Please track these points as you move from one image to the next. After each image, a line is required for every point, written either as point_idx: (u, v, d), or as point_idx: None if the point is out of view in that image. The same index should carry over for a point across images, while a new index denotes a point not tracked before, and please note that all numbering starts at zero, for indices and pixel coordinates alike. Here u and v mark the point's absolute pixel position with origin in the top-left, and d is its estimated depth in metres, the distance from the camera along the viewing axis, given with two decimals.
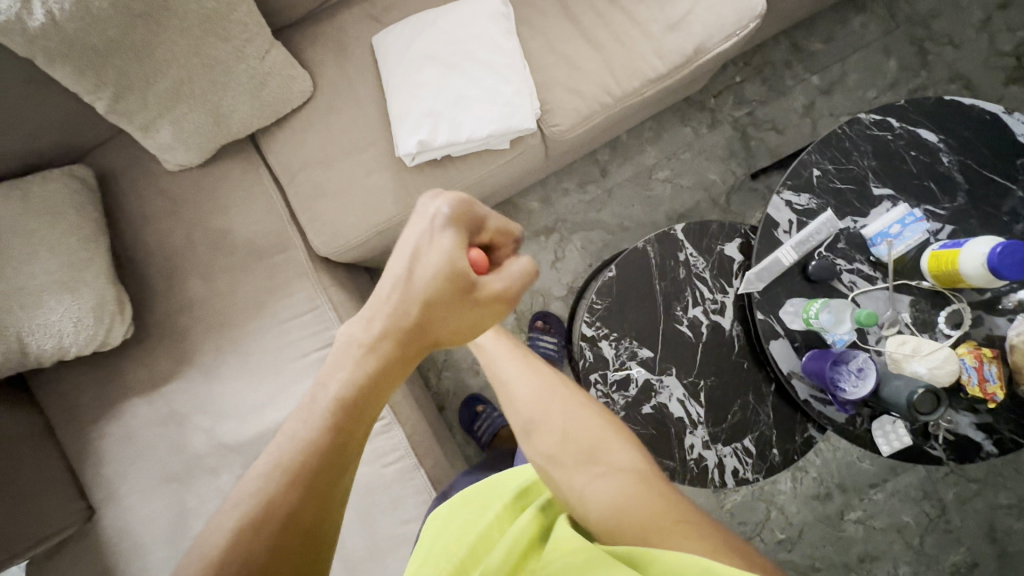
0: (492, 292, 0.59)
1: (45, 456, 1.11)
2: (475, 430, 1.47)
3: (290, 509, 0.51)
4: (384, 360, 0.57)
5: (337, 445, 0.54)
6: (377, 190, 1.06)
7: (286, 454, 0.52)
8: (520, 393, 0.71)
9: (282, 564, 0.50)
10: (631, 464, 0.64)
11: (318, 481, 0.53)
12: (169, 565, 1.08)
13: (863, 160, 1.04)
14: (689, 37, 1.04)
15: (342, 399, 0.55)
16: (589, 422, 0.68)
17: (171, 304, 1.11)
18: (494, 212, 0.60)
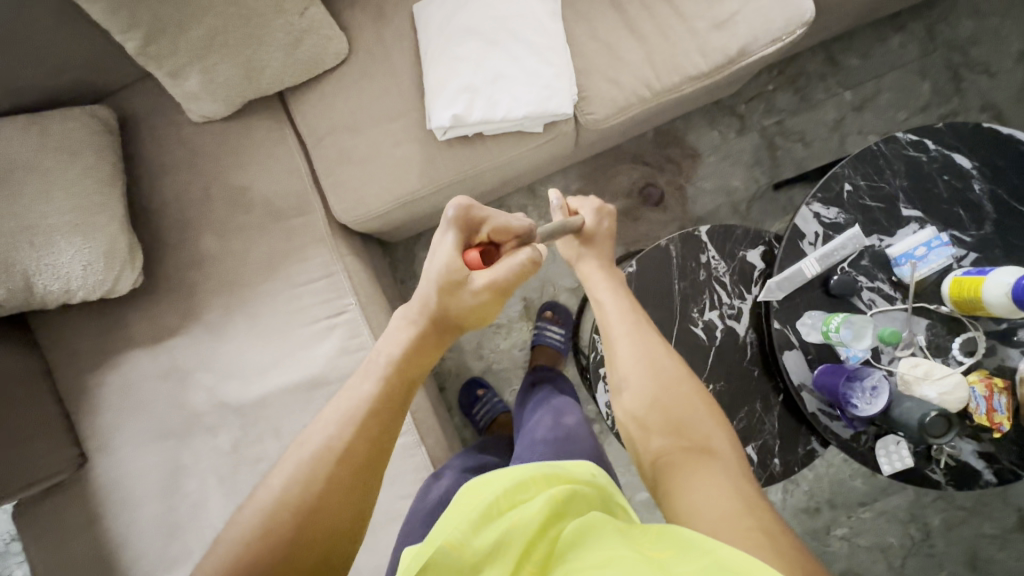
0: (486, 282, 0.68)
1: (42, 399, 1.10)
2: (474, 414, 1.47)
3: (346, 446, 0.60)
4: (419, 336, 0.70)
5: (389, 393, 0.65)
6: (404, 162, 1.05)
7: (347, 403, 0.64)
8: (619, 354, 0.78)
9: (339, 490, 0.57)
10: (718, 450, 0.64)
11: (371, 430, 0.62)
12: (161, 519, 1.08)
13: (895, 179, 1.03)
14: (736, 37, 1.03)
15: (393, 361, 0.68)
16: (685, 398, 0.70)
17: (183, 257, 1.09)
18: (493, 216, 0.72)
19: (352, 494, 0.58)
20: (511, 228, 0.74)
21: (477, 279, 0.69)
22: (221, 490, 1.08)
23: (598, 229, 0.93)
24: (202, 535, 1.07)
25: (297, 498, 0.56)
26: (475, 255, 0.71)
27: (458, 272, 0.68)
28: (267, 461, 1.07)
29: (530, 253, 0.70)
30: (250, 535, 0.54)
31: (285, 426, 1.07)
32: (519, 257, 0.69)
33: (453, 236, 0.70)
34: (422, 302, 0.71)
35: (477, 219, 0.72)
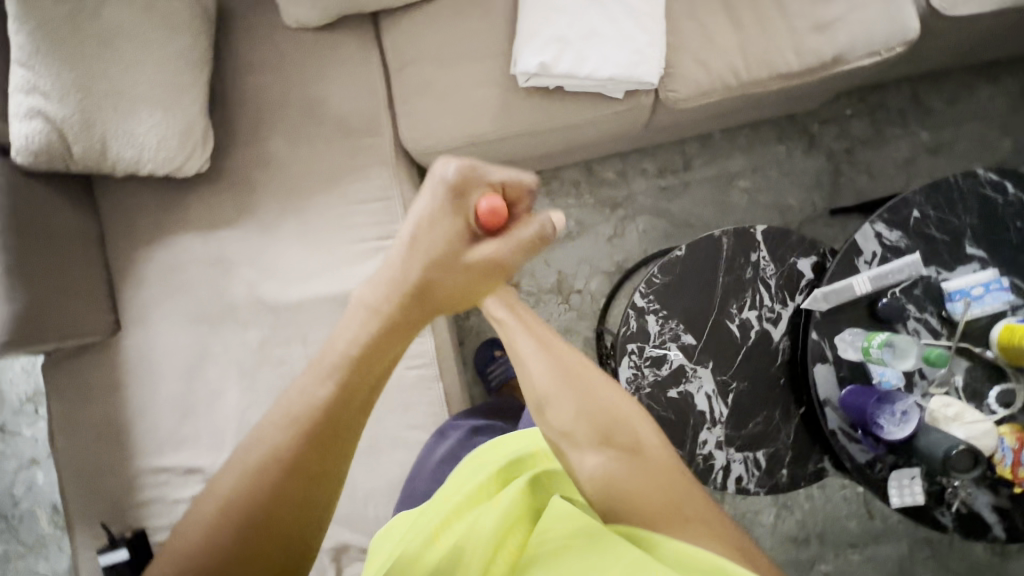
0: (486, 255, 0.65)
1: (91, 263, 1.13)
2: (487, 375, 1.48)
3: (294, 457, 0.55)
4: (387, 323, 0.62)
5: (341, 397, 0.58)
6: (480, 102, 1.06)
7: (297, 407, 0.57)
8: (536, 365, 0.70)
9: (282, 507, 0.54)
10: (652, 450, 0.65)
11: (322, 438, 0.57)
12: (179, 399, 1.12)
13: (966, 216, 1.02)
14: (834, 42, 1.02)
15: (352, 358, 0.60)
16: (607, 403, 0.67)
17: (250, 154, 1.12)
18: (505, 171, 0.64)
19: (296, 501, 0.55)
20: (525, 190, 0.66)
21: (475, 253, 0.65)
22: (241, 383, 1.11)
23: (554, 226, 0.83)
24: (215, 422, 1.11)
25: (245, 510, 0.53)
26: (490, 204, 0.64)
27: (453, 247, 0.64)
28: (290, 364, 1.10)
29: (543, 225, 0.66)
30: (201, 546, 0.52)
31: (314, 335, 1.10)
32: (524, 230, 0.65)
33: (449, 202, 0.64)
34: (394, 279, 0.64)
35: (482, 178, 0.64)
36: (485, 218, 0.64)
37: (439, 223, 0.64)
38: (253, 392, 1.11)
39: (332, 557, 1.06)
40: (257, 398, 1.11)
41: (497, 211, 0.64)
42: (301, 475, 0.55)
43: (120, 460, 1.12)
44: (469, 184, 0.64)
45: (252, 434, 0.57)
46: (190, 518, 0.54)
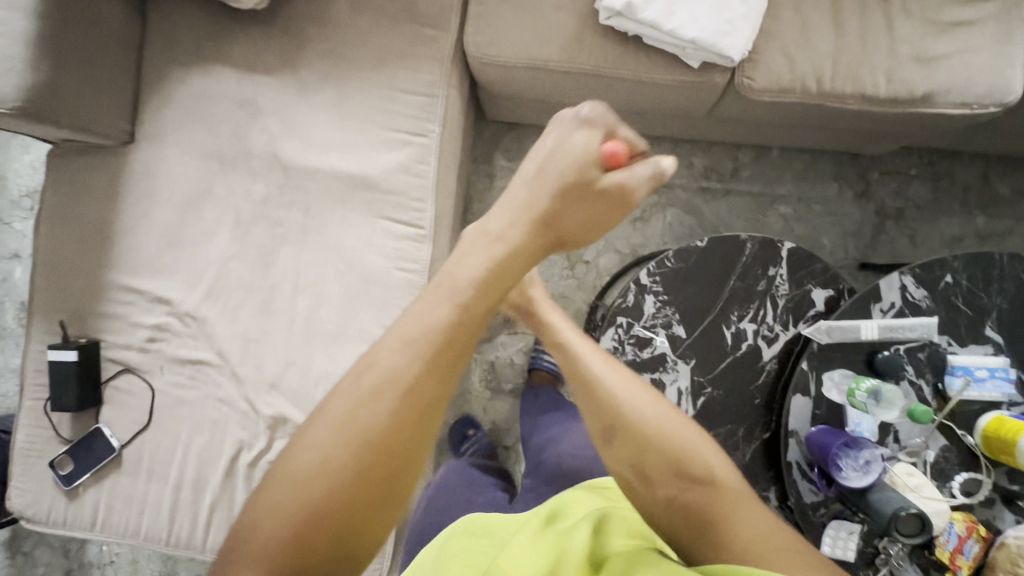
0: (623, 185, 0.65)
1: (123, 67, 1.11)
2: (460, 451, 1.37)
3: (408, 389, 0.49)
4: (519, 243, 0.59)
5: (461, 321, 0.52)
6: (554, 26, 1.01)
7: (405, 336, 0.51)
8: (607, 392, 0.66)
9: (397, 438, 0.48)
10: (725, 478, 0.62)
11: (437, 370, 0.50)
12: (169, 227, 1.11)
13: (997, 297, 0.97)
14: (930, 79, 0.96)
15: (477, 281, 0.54)
16: (676, 430, 0.64)
17: (312, 8, 1.08)
18: (628, 125, 0.67)
19: (408, 437, 0.49)
20: (637, 147, 0.69)
21: (609, 182, 0.65)
22: (233, 230, 1.10)
23: None
24: (197, 261, 1.10)
25: (347, 449, 0.47)
26: (616, 146, 0.66)
27: (583, 177, 0.64)
28: (285, 228, 1.09)
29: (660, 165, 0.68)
30: (300, 483, 0.46)
31: (318, 207, 1.08)
32: (648, 168, 0.66)
33: (586, 136, 0.65)
34: (524, 207, 0.61)
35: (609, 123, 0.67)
36: (611, 158, 0.66)
37: (570, 153, 0.64)
38: (242, 243, 1.10)
39: (268, 425, 1.07)
40: (245, 251, 1.09)
41: (623, 153, 0.66)
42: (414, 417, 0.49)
43: (95, 267, 1.12)
44: (600, 120, 0.66)
45: (362, 362, 0.50)
46: (292, 450, 0.48)
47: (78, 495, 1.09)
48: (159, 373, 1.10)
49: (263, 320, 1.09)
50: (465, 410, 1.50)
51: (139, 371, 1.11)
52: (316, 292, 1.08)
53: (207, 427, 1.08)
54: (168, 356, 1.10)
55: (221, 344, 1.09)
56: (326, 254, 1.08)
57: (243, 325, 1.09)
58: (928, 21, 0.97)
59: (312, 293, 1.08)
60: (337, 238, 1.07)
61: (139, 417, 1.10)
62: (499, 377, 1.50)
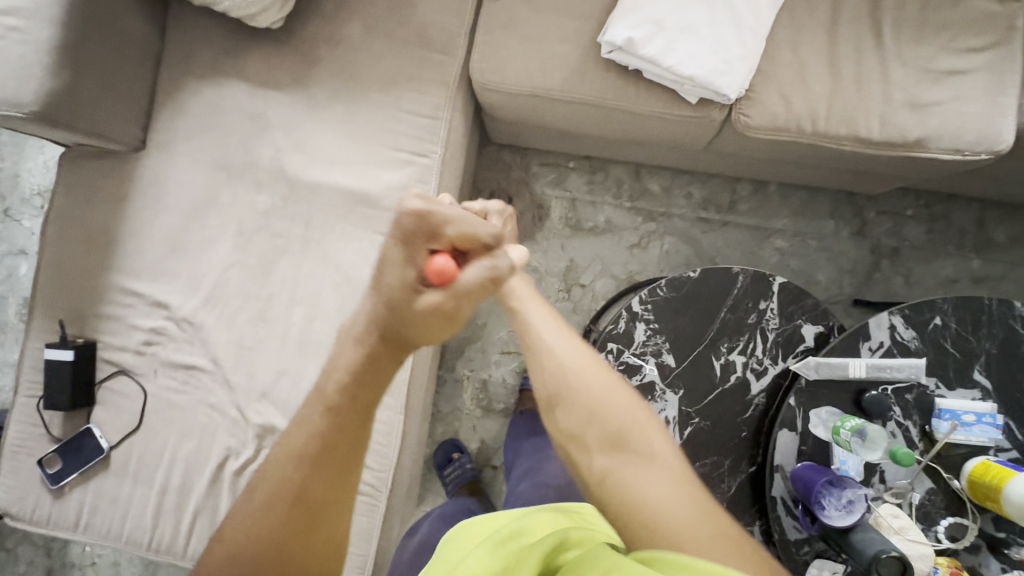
0: (445, 305, 0.58)
1: (140, 76, 1.14)
2: (444, 476, 1.43)
3: (299, 486, 0.60)
4: (370, 356, 0.62)
5: (334, 426, 0.62)
6: (558, 58, 1.04)
7: (296, 443, 0.62)
8: (558, 364, 0.76)
9: (293, 530, 0.60)
10: (663, 456, 0.69)
11: (325, 467, 0.61)
12: (173, 233, 1.13)
13: (986, 341, 0.98)
14: (923, 125, 0.98)
15: (344, 390, 0.62)
16: (619, 408, 0.73)
17: (325, 29, 1.12)
18: (457, 220, 0.62)
19: (303, 527, 0.60)
20: (475, 240, 0.63)
21: (428, 302, 0.58)
22: (235, 239, 1.12)
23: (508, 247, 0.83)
24: (198, 267, 1.12)
25: (259, 539, 0.59)
26: (445, 260, 0.58)
27: (403, 297, 0.59)
28: (286, 240, 1.11)
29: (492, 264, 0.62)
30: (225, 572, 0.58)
31: (318, 220, 1.10)
32: (472, 276, 0.59)
33: (410, 252, 0.60)
34: (365, 327, 0.62)
35: (433, 223, 0.61)
36: (437, 277, 0.58)
37: (393, 267, 0.60)
38: (242, 252, 1.12)
39: (257, 433, 1.07)
40: (245, 260, 1.12)
41: (451, 268, 0.58)
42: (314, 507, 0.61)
43: (98, 269, 1.14)
44: (423, 230, 0.60)
45: (261, 472, 0.63)
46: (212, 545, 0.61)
47: (64, 495, 1.10)
48: (153, 376, 1.12)
49: (257, 329, 1.10)
50: (455, 428, 1.50)
51: (133, 373, 1.12)
52: (312, 303, 1.09)
53: (196, 432, 1.09)
54: (163, 359, 1.11)
55: (216, 351, 1.10)
56: (324, 267, 1.09)
57: (238, 333, 1.10)
58: (922, 69, 0.99)
59: (308, 305, 1.09)
60: (336, 252, 1.09)
61: (130, 419, 1.11)
62: (491, 396, 1.50)
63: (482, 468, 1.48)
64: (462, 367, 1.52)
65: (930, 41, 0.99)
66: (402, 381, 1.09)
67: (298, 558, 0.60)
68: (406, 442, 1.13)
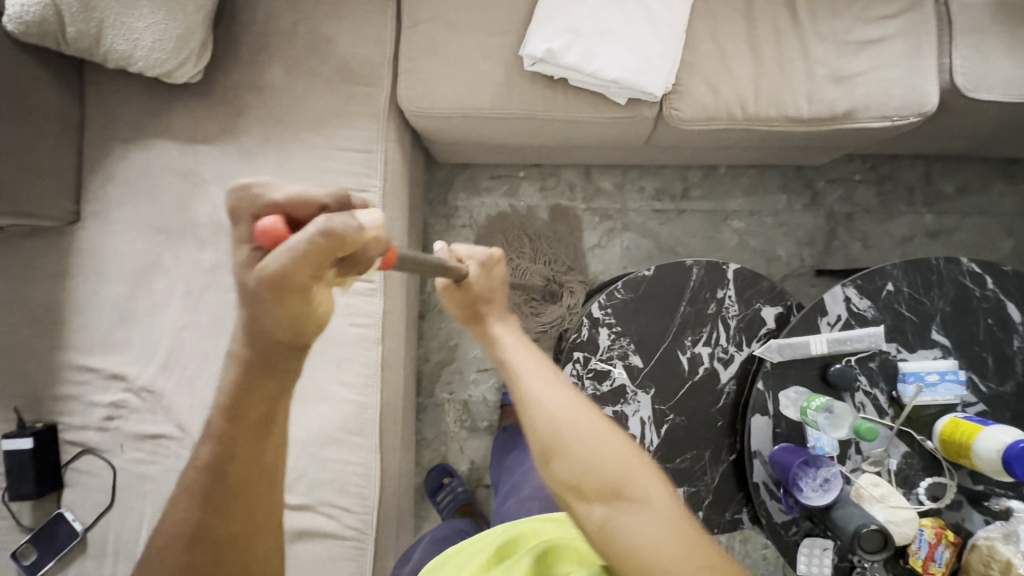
0: (270, 270, 0.49)
1: (64, 148, 1.12)
2: (436, 501, 1.41)
3: (195, 525, 0.60)
4: (243, 367, 0.60)
5: (222, 451, 0.61)
6: (483, 76, 1.04)
7: (188, 481, 0.62)
8: (549, 412, 0.71)
9: (196, 566, 0.59)
10: (662, 498, 0.64)
11: (222, 500, 0.61)
12: (119, 302, 1.11)
13: (940, 301, 0.99)
14: (848, 97, 0.99)
15: (225, 412, 0.61)
16: (610, 450, 0.67)
17: (247, 77, 1.10)
18: (283, 180, 0.52)
19: (210, 562, 0.60)
20: (315, 201, 0.53)
21: (261, 269, 0.50)
22: (184, 300, 1.10)
23: (479, 283, 0.83)
24: (150, 334, 1.10)
25: None
26: (271, 220, 0.51)
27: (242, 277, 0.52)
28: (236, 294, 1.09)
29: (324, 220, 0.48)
30: None
31: None
32: (294, 239, 0.47)
33: (241, 222, 0.52)
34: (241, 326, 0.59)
35: (256, 192, 0.52)
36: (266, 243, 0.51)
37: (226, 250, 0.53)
38: (193, 312, 1.09)
39: None
40: (197, 319, 1.09)
41: (274, 228, 0.51)
42: (218, 540, 0.61)
43: (48, 350, 1.11)
44: (240, 205, 0.52)
45: (166, 516, 0.62)
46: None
47: None
48: (119, 451, 1.09)
49: None
50: (443, 452, 1.49)
51: (99, 451, 1.09)
52: None
53: None
54: (127, 433, 1.09)
55: (181, 417, 1.08)
56: None
57: (200, 395, 1.08)
58: (840, 42, 1.00)
59: None
60: None
61: (101, 498, 1.08)
62: (474, 416, 1.49)
63: (475, 488, 1.47)
64: (441, 391, 1.50)
65: (844, 14, 1.01)
66: (373, 420, 1.07)
67: None
68: (387, 479, 1.12)
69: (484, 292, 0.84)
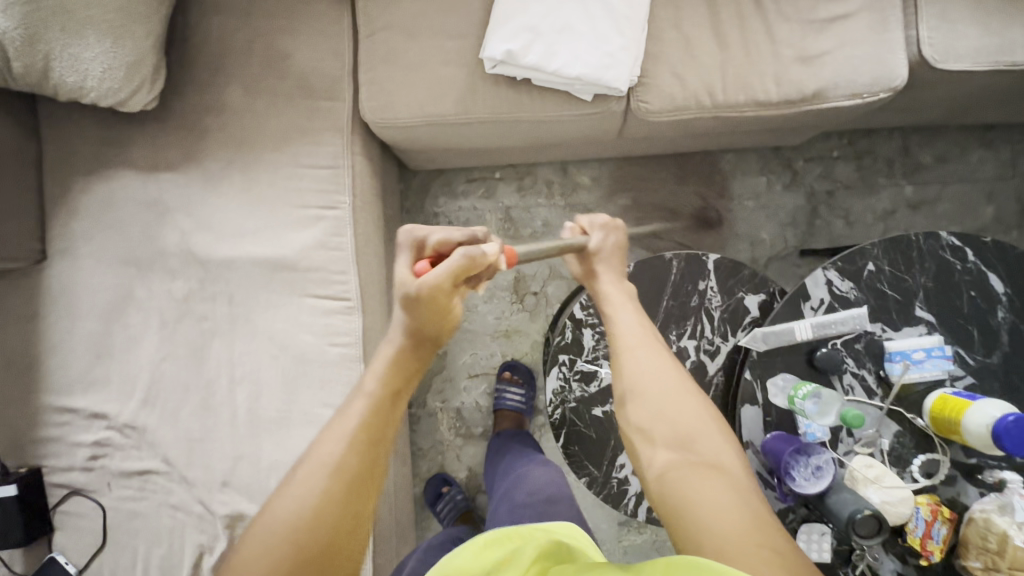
0: (423, 288, 0.65)
1: (24, 186, 1.09)
2: (436, 510, 1.40)
3: (341, 458, 0.60)
4: (399, 347, 0.69)
5: (382, 404, 0.65)
6: (445, 82, 1.01)
7: (342, 423, 0.63)
8: (635, 360, 0.73)
9: (337, 501, 0.58)
10: (731, 462, 0.64)
11: (371, 445, 0.63)
12: (94, 339, 1.09)
13: (921, 276, 0.98)
14: (817, 77, 0.97)
15: (384, 376, 0.67)
16: (692, 410, 0.68)
17: (205, 99, 1.07)
18: (436, 231, 0.71)
19: (348, 502, 0.59)
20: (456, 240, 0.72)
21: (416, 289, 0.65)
22: (160, 332, 1.08)
23: (604, 247, 0.85)
24: (128, 369, 1.08)
25: (295, 511, 0.57)
26: (423, 264, 0.69)
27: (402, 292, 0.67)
28: (212, 322, 1.07)
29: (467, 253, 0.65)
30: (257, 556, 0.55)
31: (242, 295, 1.06)
32: (442, 267, 0.64)
33: (406, 256, 0.71)
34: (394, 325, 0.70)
35: (419, 237, 0.71)
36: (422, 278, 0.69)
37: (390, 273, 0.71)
38: (171, 343, 1.07)
39: (225, 524, 1.03)
40: (175, 350, 1.07)
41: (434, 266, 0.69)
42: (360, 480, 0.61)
43: (27, 394, 1.09)
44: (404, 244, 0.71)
45: (315, 448, 0.61)
46: (257, 531, 0.57)
47: None
48: (107, 490, 1.07)
49: (204, 418, 1.06)
50: (440, 461, 1.48)
51: (87, 491, 1.07)
52: (253, 380, 1.06)
53: (165, 536, 1.05)
54: (113, 471, 1.07)
55: (166, 450, 1.06)
56: (256, 341, 1.06)
57: (185, 426, 1.06)
58: (805, 21, 0.98)
59: (250, 382, 1.06)
60: (267, 324, 1.06)
61: (93, 539, 1.06)
62: (468, 422, 1.48)
63: (475, 495, 1.47)
64: (433, 400, 1.49)
65: None
66: None
67: (340, 531, 0.58)
68: (380, 496, 1.11)
69: (604, 254, 0.85)
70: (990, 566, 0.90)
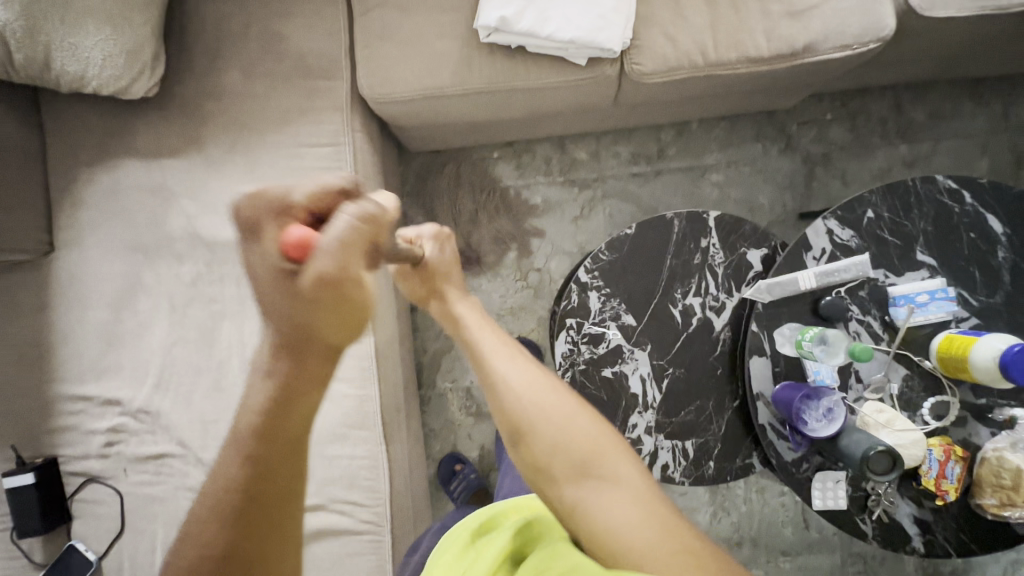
0: (318, 269, 0.44)
1: (29, 179, 1.10)
2: (450, 488, 1.41)
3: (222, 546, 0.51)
4: (282, 382, 0.50)
5: (255, 470, 0.52)
6: (441, 55, 1.03)
7: (214, 492, 0.53)
8: (516, 397, 0.76)
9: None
10: (626, 475, 0.70)
11: (254, 513, 0.52)
12: (104, 327, 1.09)
13: (920, 221, 0.99)
14: (806, 30, 0.99)
15: (256, 428, 0.52)
16: (582, 435, 0.72)
17: (205, 85, 1.09)
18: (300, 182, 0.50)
19: None
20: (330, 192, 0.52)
21: (310, 273, 0.44)
22: (169, 318, 1.09)
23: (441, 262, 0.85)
24: (139, 355, 1.09)
25: None
26: (302, 229, 0.47)
27: (280, 278, 0.45)
28: (221, 304, 1.08)
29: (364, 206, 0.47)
30: None
31: None
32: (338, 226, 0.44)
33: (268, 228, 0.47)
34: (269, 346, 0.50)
35: (275, 197, 0.49)
36: (299, 248, 0.46)
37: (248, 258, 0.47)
38: (181, 327, 1.08)
39: None
40: (185, 334, 1.08)
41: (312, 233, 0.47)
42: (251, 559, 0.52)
43: (40, 384, 1.09)
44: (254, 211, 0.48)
45: (189, 531, 0.53)
46: None
47: None
48: (123, 475, 1.07)
49: (216, 401, 1.07)
50: (453, 441, 1.48)
51: (103, 478, 1.08)
52: None
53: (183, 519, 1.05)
54: (128, 456, 1.07)
55: (181, 433, 1.07)
56: None
57: (198, 408, 1.07)
58: None
59: None
60: None
61: (111, 525, 1.06)
62: (478, 401, 1.49)
63: (488, 473, 1.47)
64: (443, 380, 1.50)
65: None
66: (374, 412, 1.07)
67: None
68: (397, 471, 1.12)
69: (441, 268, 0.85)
70: (1004, 502, 0.92)
